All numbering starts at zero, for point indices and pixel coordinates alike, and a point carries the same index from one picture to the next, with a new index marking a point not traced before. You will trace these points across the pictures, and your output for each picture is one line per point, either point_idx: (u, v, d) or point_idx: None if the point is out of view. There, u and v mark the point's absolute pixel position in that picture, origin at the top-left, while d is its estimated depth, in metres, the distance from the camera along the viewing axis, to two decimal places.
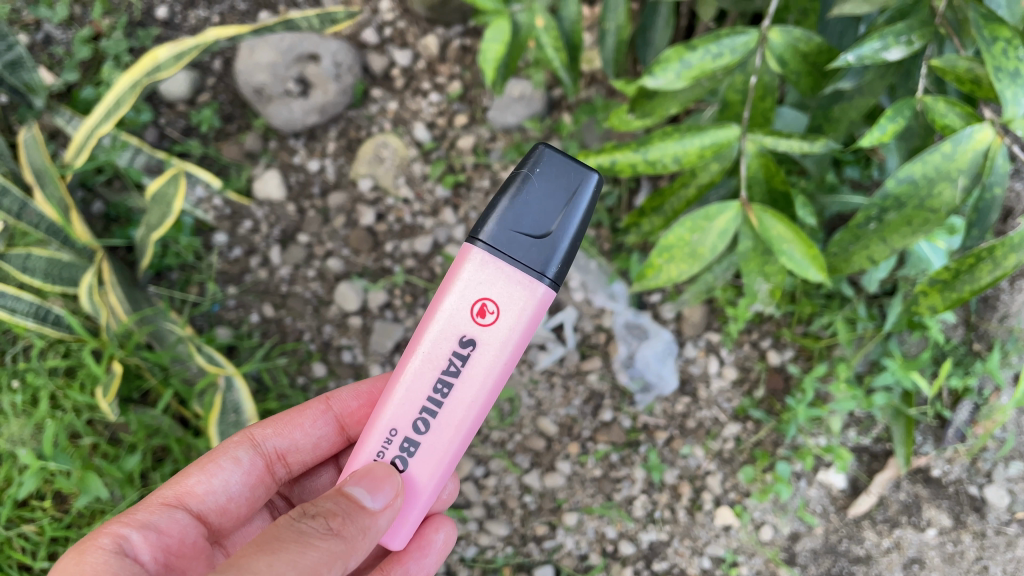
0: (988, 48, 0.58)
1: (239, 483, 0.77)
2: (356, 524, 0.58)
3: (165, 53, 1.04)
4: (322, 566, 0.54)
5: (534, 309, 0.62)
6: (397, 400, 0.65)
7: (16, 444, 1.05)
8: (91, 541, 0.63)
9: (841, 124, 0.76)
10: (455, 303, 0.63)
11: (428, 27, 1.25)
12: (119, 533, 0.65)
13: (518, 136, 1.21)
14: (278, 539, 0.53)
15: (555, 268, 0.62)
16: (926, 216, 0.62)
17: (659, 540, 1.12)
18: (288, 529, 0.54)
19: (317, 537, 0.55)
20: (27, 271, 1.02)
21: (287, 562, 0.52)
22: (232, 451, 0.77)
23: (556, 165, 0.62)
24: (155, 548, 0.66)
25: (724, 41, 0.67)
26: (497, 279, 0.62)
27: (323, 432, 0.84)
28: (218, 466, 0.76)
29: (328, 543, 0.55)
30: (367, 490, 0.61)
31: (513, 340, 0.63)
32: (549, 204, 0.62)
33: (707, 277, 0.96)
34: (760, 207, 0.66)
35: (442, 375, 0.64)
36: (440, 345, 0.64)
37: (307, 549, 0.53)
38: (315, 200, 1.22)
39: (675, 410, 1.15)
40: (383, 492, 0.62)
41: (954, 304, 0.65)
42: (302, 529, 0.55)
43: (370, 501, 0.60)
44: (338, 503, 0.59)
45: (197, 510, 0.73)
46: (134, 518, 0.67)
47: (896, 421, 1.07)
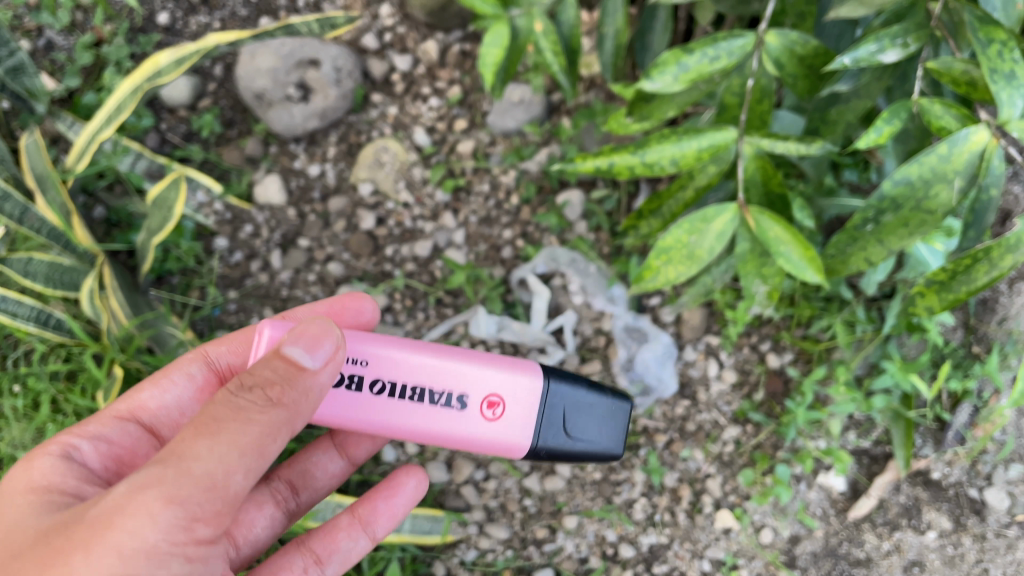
0: (983, 50, 0.59)
1: (190, 398, 0.81)
2: (296, 389, 0.58)
3: (166, 58, 1.04)
4: (264, 441, 0.56)
5: (493, 438, 0.74)
6: (392, 357, 0.74)
7: (18, 448, 1.06)
8: (41, 449, 0.67)
9: (838, 127, 0.76)
10: (496, 377, 0.74)
11: (428, 33, 1.26)
12: (69, 442, 0.69)
13: (518, 141, 1.22)
14: (217, 421, 0.54)
15: (533, 439, 0.74)
16: (923, 218, 0.62)
17: (659, 543, 1.12)
18: (225, 408, 0.55)
19: (257, 413, 0.55)
20: (29, 275, 1.02)
21: (230, 444, 0.54)
22: (185, 367, 0.81)
23: (606, 410, 0.76)
24: (104, 456, 0.72)
25: (721, 44, 0.67)
26: (522, 402, 0.74)
27: None
28: (170, 381, 0.80)
29: (269, 418, 0.56)
30: (305, 349, 0.59)
31: (466, 436, 0.74)
32: (586, 425, 0.75)
33: (705, 279, 0.97)
34: (757, 209, 0.67)
35: (428, 389, 0.74)
36: (455, 377, 0.74)
37: (247, 426, 0.55)
38: (316, 204, 1.23)
39: (674, 413, 1.15)
40: (322, 350, 0.60)
41: (951, 305, 0.65)
42: (239, 406, 0.55)
43: (308, 360, 0.59)
44: (274, 368, 0.57)
45: (149, 422, 0.78)
46: (85, 430, 0.72)
47: (896, 424, 1.06)
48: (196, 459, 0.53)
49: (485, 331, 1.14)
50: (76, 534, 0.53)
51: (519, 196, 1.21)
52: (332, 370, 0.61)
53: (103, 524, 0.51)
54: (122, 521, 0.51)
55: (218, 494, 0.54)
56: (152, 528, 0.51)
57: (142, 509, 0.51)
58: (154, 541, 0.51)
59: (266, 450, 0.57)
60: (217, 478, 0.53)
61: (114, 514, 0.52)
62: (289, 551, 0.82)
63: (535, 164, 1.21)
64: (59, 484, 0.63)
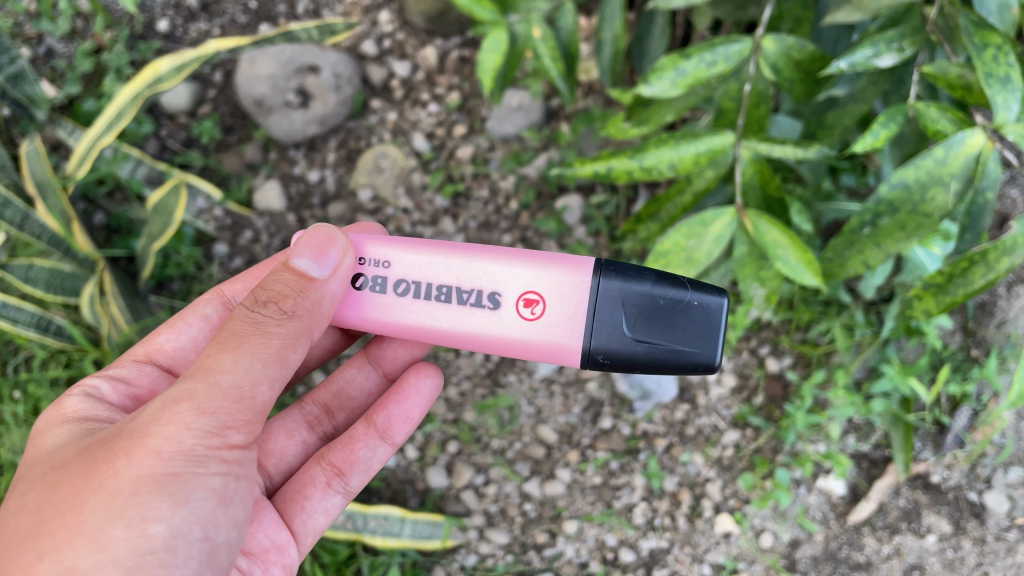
0: (978, 53, 0.59)
1: (206, 338, 0.80)
2: (309, 299, 0.62)
3: (166, 65, 1.05)
4: (283, 351, 0.60)
5: (545, 343, 0.68)
6: (414, 256, 0.73)
7: (18, 453, 1.06)
8: (63, 394, 0.68)
9: (835, 131, 0.76)
10: (532, 277, 0.69)
11: (427, 39, 1.26)
12: (89, 382, 0.70)
13: (517, 146, 1.22)
14: (238, 336, 0.58)
15: (598, 350, 0.67)
16: (919, 221, 0.62)
17: (660, 547, 1.12)
18: (244, 323, 0.58)
19: (275, 325, 0.59)
20: (29, 281, 1.02)
21: (252, 355, 0.58)
22: (199, 309, 0.80)
23: (698, 317, 0.65)
24: (125, 396, 0.72)
25: (718, 49, 0.67)
26: (563, 303, 0.68)
27: None
28: (186, 324, 0.79)
29: (286, 330, 0.60)
30: (314, 258, 0.64)
31: (507, 340, 0.69)
32: (654, 327, 0.65)
33: (703, 283, 0.95)
34: (755, 213, 0.67)
35: (455, 287, 0.71)
36: (486, 278, 0.70)
37: (268, 339, 0.58)
38: (315, 210, 1.23)
39: (674, 417, 1.15)
40: (327, 260, 0.65)
41: (948, 308, 0.65)
42: (258, 319, 0.58)
43: (316, 270, 0.63)
44: (287, 282, 0.61)
45: (167, 364, 0.77)
46: (106, 371, 0.73)
47: (895, 428, 1.06)
48: (222, 372, 0.57)
49: None
50: (113, 444, 0.56)
51: (519, 201, 1.21)
52: (340, 278, 0.67)
53: (140, 434, 0.55)
54: (159, 430, 0.55)
55: (246, 405, 0.58)
56: (187, 434, 0.55)
57: (176, 418, 0.55)
58: (189, 445, 0.55)
59: (286, 360, 0.61)
60: (243, 387, 0.57)
61: (150, 424, 0.55)
62: (311, 466, 0.83)
63: (534, 169, 1.21)
64: (94, 415, 0.66)
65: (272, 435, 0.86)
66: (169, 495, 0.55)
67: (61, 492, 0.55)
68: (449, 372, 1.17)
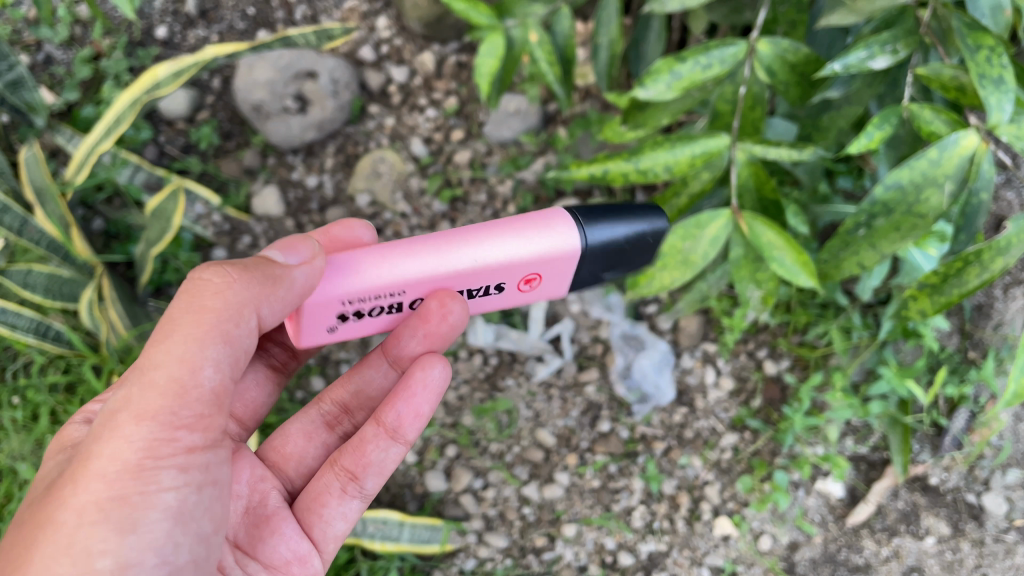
0: (972, 55, 0.60)
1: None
2: (263, 274, 0.59)
3: (164, 70, 1.05)
4: (225, 326, 0.57)
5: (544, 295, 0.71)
6: (420, 278, 0.64)
7: (17, 459, 1.06)
8: (65, 421, 0.67)
9: (831, 133, 0.77)
10: (538, 262, 0.66)
11: (425, 44, 1.27)
12: (91, 409, 0.69)
13: (514, 150, 1.23)
14: (174, 325, 0.56)
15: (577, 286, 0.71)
16: (914, 222, 0.62)
17: (659, 551, 1.11)
18: (184, 312, 0.57)
19: (208, 307, 0.57)
20: (28, 287, 1.02)
21: (183, 343, 0.56)
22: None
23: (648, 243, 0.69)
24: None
25: (713, 52, 0.68)
26: (561, 269, 0.68)
27: None
28: None
29: (228, 316, 0.58)
30: (281, 251, 0.62)
31: (513, 303, 0.71)
32: (623, 262, 0.69)
33: (701, 286, 0.96)
34: (751, 215, 0.67)
35: (467, 288, 0.67)
36: (494, 276, 0.66)
37: (201, 319, 0.57)
38: (314, 215, 1.23)
39: (672, 420, 1.15)
40: (299, 252, 0.62)
41: (944, 308, 0.65)
42: (196, 305, 0.57)
43: (283, 259, 0.61)
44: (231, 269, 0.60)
45: None
46: (106, 398, 0.71)
47: (893, 430, 1.07)
48: (154, 367, 0.55)
49: (482, 339, 1.16)
50: (68, 470, 0.55)
51: (517, 205, 1.21)
52: (313, 274, 0.62)
53: (83, 462, 0.54)
54: (102, 449, 0.54)
55: (188, 399, 0.56)
56: (128, 449, 0.54)
57: (117, 432, 0.54)
58: (135, 461, 0.54)
59: (231, 338, 0.58)
60: (177, 376, 0.55)
61: (93, 446, 0.54)
62: (324, 472, 0.77)
63: (531, 173, 1.22)
64: (77, 438, 0.64)
65: (289, 438, 0.83)
66: (114, 521, 0.53)
67: (23, 531, 0.55)
68: (447, 376, 1.17)
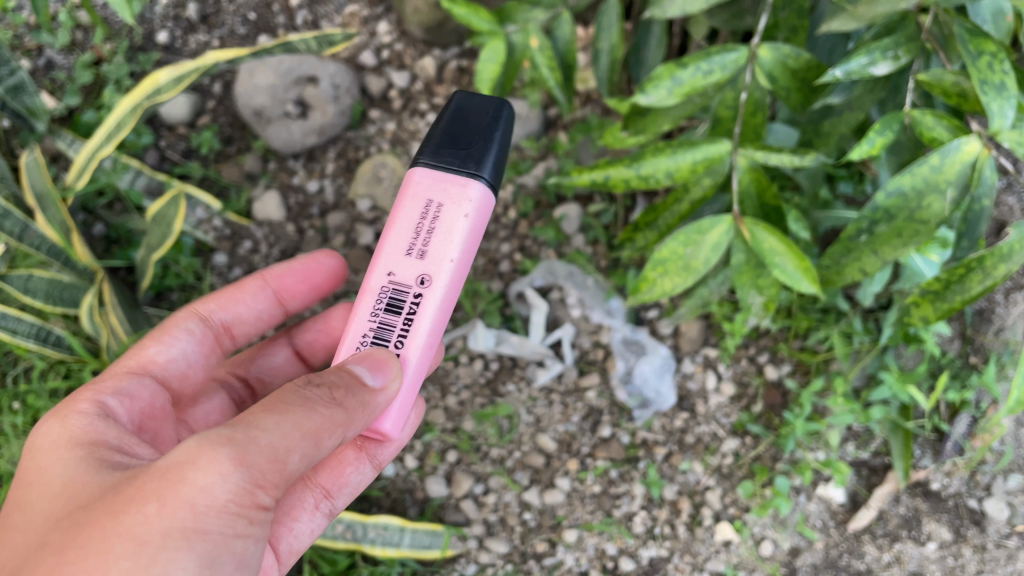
0: (973, 61, 0.59)
1: (194, 352, 0.79)
2: (358, 398, 0.54)
3: (165, 76, 1.05)
4: (326, 432, 0.51)
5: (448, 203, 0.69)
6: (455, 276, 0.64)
7: (17, 465, 1.06)
8: (71, 405, 0.61)
9: (831, 139, 0.77)
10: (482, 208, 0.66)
11: (425, 49, 1.27)
12: (98, 399, 0.64)
13: (515, 155, 1.22)
14: (284, 402, 0.50)
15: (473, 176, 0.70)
16: (916, 228, 0.62)
17: (660, 556, 1.12)
18: (295, 393, 0.51)
19: (323, 404, 0.52)
20: (29, 292, 1.02)
21: (295, 423, 0.50)
22: (182, 323, 0.78)
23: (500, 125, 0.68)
24: (132, 411, 0.66)
25: (714, 58, 0.68)
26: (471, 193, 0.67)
27: (263, 306, 0.86)
28: (173, 337, 0.77)
29: (333, 412, 0.52)
30: (369, 369, 0.57)
31: None
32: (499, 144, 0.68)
33: (702, 291, 0.95)
34: (752, 220, 0.67)
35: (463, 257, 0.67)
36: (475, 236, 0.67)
37: (311, 413, 0.50)
38: (314, 220, 1.24)
39: (673, 426, 1.15)
40: (385, 373, 0.57)
41: (946, 314, 0.66)
42: (308, 394, 0.52)
43: (370, 379, 0.56)
44: (338, 374, 0.54)
45: (161, 377, 0.74)
46: (105, 386, 0.66)
47: (895, 435, 1.07)
48: (262, 430, 0.49)
49: (483, 345, 1.15)
50: (142, 484, 0.48)
51: (517, 210, 1.21)
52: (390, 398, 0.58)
53: (173, 478, 0.47)
54: (193, 476, 0.47)
55: (276, 479, 0.49)
56: (221, 486, 0.47)
57: (213, 466, 0.47)
58: (222, 500, 0.47)
59: (321, 448, 0.51)
60: (280, 452, 0.49)
61: (184, 466, 0.47)
62: None
63: (533, 178, 1.21)
64: (101, 438, 0.58)
65: None
66: (196, 550, 0.46)
67: (76, 537, 0.47)
68: (448, 381, 1.17)
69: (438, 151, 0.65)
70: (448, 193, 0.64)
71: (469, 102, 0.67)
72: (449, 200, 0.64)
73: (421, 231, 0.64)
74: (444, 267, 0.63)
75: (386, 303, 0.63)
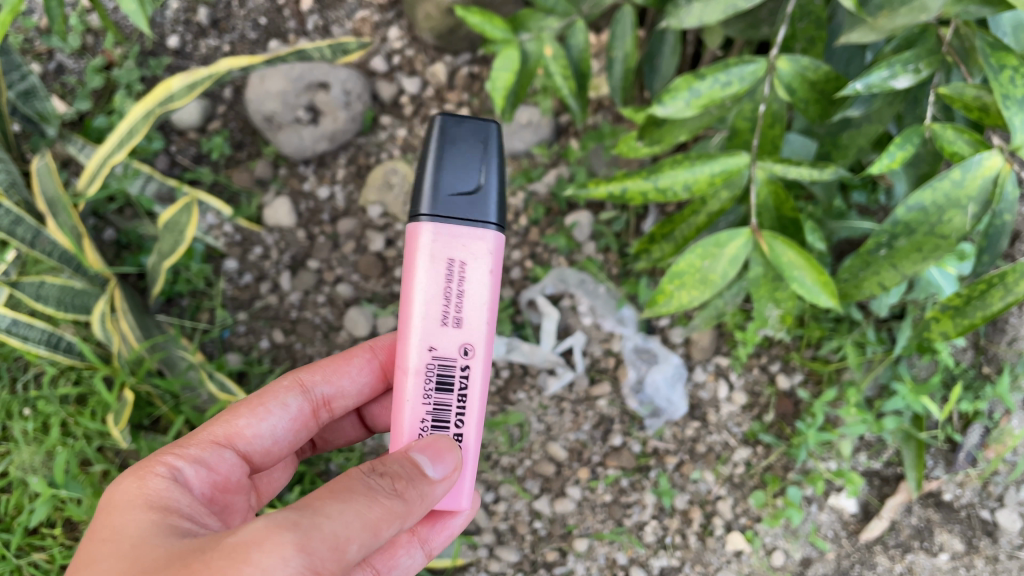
0: (995, 75, 0.59)
1: (284, 428, 0.75)
2: (418, 488, 0.55)
3: (178, 83, 1.05)
4: (385, 523, 0.51)
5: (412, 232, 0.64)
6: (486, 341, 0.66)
7: (28, 471, 1.06)
8: (149, 467, 0.61)
9: (849, 151, 0.76)
10: None
11: (437, 55, 1.27)
12: (174, 465, 0.63)
13: (526, 163, 1.21)
14: (348, 489, 0.51)
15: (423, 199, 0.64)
16: (936, 242, 0.62)
17: (671, 566, 1.11)
18: (358, 482, 0.52)
19: (384, 496, 0.52)
20: (41, 299, 1.01)
21: (357, 513, 0.50)
22: (281, 395, 0.75)
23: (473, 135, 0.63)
24: (204, 482, 0.65)
25: (733, 70, 0.67)
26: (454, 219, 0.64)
27: (366, 380, 0.82)
28: (267, 410, 0.74)
29: (393, 503, 0.52)
30: (429, 459, 0.59)
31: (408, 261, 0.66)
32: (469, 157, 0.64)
33: (717, 302, 0.96)
34: (771, 234, 0.66)
35: None
36: None
37: (373, 503, 0.51)
38: (325, 226, 1.24)
39: (684, 435, 1.15)
40: (444, 464, 0.59)
41: (967, 330, 0.65)
42: (370, 484, 0.53)
43: (430, 469, 0.58)
44: (403, 468, 0.56)
45: (243, 451, 0.71)
46: (187, 452, 0.66)
47: (907, 445, 1.07)
48: (327, 517, 0.49)
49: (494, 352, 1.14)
50: (208, 559, 0.47)
51: (528, 217, 1.21)
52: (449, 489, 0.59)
53: (238, 557, 0.45)
54: (258, 557, 0.45)
55: (334, 568, 0.48)
56: (281, 570, 0.45)
57: (277, 548, 0.46)
58: None
59: (381, 536, 0.51)
60: (341, 541, 0.48)
61: (251, 546, 0.46)
62: None
63: (543, 185, 1.21)
64: (174, 506, 0.58)
65: None
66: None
67: None
68: None
69: (444, 202, 0.62)
70: (468, 250, 0.62)
71: (458, 134, 0.62)
72: (472, 258, 0.62)
73: (450, 296, 0.63)
74: (480, 332, 0.64)
75: (435, 378, 0.65)
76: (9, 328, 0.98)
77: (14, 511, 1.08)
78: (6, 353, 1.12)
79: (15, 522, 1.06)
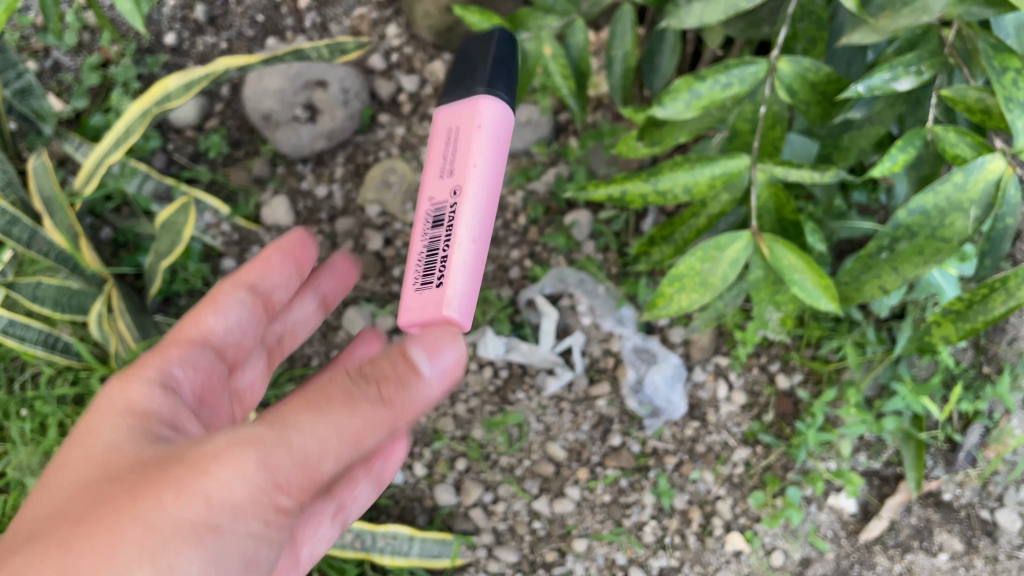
0: (999, 77, 0.58)
1: (245, 319, 0.76)
2: (411, 393, 0.49)
3: (174, 82, 1.04)
4: (367, 433, 0.46)
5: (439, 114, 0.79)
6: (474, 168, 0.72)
7: (24, 473, 1.06)
8: (134, 372, 0.60)
9: (851, 152, 0.76)
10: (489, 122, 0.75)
11: (435, 53, 1.26)
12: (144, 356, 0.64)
13: (525, 161, 1.21)
14: (320, 397, 0.46)
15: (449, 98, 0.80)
16: (938, 246, 0.61)
17: (670, 566, 1.11)
18: (335, 389, 0.47)
19: (368, 400, 0.47)
20: (37, 300, 1.01)
21: (333, 423, 0.45)
22: (233, 292, 0.75)
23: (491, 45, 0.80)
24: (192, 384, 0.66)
25: (733, 71, 0.66)
26: None
27: (308, 312, 0.90)
28: (225, 305, 0.75)
29: (378, 412, 0.47)
30: (426, 352, 0.51)
31: None
32: None
33: (718, 303, 0.96)
34: (771, 236, 0.66)
35: None
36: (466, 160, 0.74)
37: (351, 412, 0.46)
38: (323, 225, 1.23)
39: (683, 434, 1.14)
40: (444, 359, 0.52)
41: (969, 334, 0.65)
42: (350, 390, 0.47)
43: (426, 366, 0.50)
44: (395, 363, 0.50)
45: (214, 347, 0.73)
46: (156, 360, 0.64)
47: (906, 445, 1.07)
48: (295, 430, 0.44)
49: (493, 352, 1.14)
50: (165, 470, 0.44)
51: (527, 216, 1.20)
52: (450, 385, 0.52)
53: (196, 468, 0.43)
54: (212, 470, 0.42)
55: (303, 481, 0.45)
56: (239, 486, 0.43)
57: (235, 462, 0.43)
58: (238, 499, 0.43)
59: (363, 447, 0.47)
60: (312, 456, 0.44)
61: (207, 460, 0.43)
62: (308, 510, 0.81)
63: (542, 184, 1.21)
64: (154, 412, 0.56)
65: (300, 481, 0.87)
66: (204, 550, 0.42)
67: (90, 515, 0.43)
68: (457, 389, 1.16)
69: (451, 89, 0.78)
70: (464, 117, 0.74)
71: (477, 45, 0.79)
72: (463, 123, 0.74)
73: (448, 153, 0.73)
74: (469, 174, 0.72)
75: (430, 221, 0.73)
76: (6, 329, 0.98)
77: (12, 511, 1.08)
78: (3, 352, 1.11)
79: (12, 523, 1.06)
